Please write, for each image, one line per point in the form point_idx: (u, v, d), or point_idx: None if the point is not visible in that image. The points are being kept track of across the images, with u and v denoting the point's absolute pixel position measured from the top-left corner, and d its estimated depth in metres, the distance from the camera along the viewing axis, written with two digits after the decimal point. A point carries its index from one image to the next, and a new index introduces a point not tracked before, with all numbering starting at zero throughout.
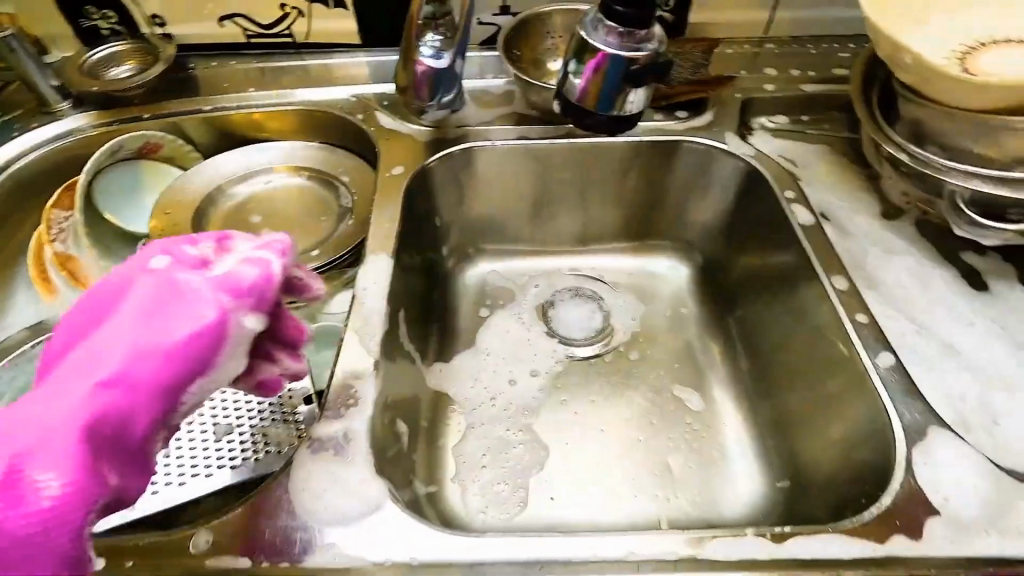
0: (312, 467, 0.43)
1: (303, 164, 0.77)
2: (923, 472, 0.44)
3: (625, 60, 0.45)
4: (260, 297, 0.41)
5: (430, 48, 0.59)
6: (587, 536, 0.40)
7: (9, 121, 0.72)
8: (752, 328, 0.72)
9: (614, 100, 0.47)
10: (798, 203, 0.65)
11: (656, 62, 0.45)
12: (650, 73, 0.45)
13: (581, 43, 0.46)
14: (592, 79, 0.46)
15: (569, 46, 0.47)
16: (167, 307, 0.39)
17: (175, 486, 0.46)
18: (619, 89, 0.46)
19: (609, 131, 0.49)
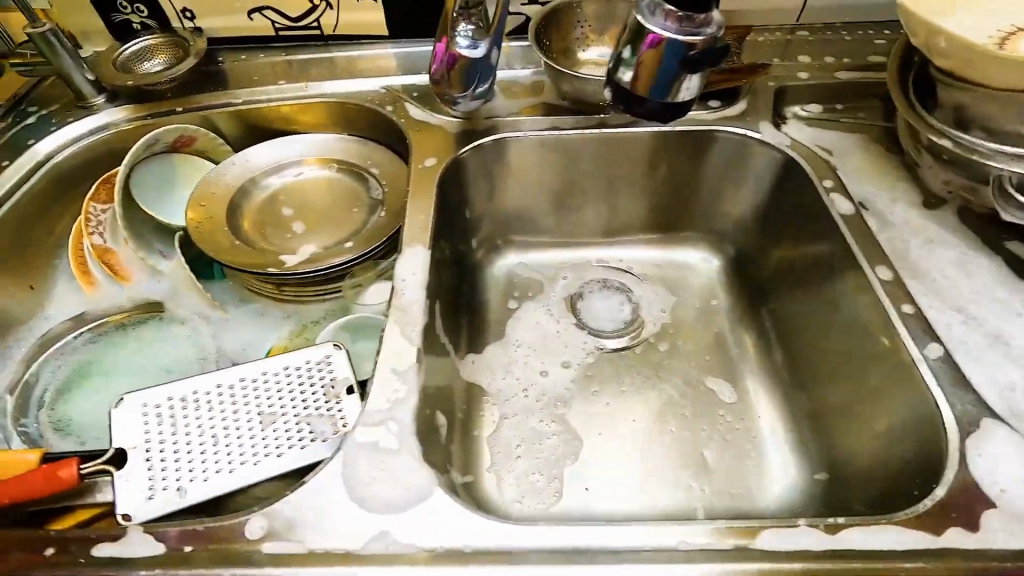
0: (359, 457, 0.43)
1: (334, 156, 0.77)
2: (979, 464, 0.43)
3: (683, 46, 0.44)
4: None
5: (465, 38, 0.59)
6: (635, 524, 0.40)
7: (46, 115, 0.73)
8: (786, 318, 0.71)
9: (669, 87, 0.46)
10: (837, 193, 0.64)
11: (713, 47, 0.44)
12: (707, 58, 0.44)
13: (636, 29, 0.45)
14: (646, 62, 0.46)
15: (625, 32, 0.47)
16: None
17: (224, 474, 0.46)
18: (676, 75, 0.45)
19: (662, 117, 0.49)
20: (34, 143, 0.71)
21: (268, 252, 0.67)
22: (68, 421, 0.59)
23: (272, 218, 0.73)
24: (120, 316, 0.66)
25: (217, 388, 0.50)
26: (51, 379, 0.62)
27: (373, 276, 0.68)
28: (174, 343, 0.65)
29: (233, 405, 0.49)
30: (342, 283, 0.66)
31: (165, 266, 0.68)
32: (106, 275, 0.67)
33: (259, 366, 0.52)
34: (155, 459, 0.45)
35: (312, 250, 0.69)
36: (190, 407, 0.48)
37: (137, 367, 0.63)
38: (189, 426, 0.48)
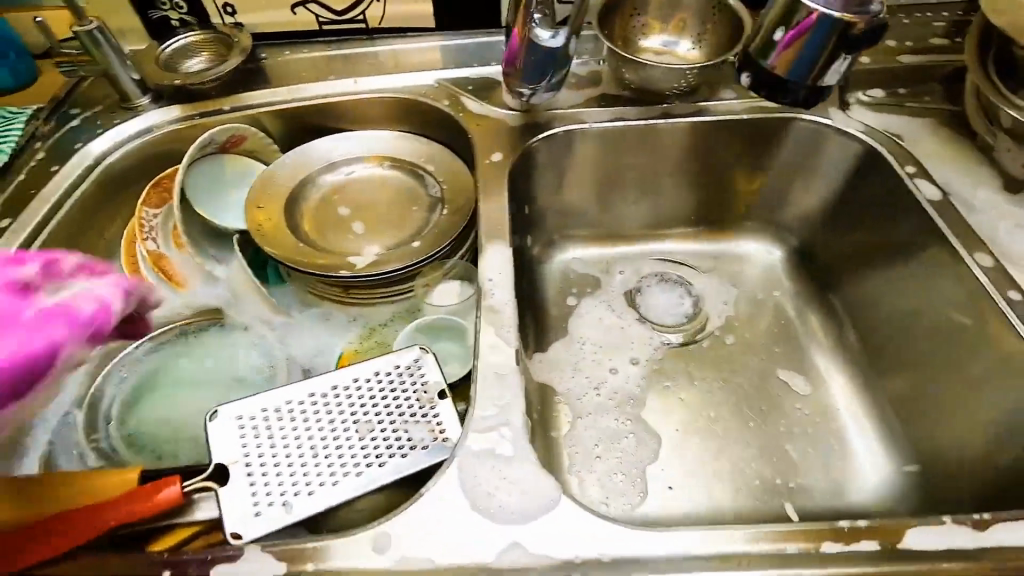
0: (476, 464, 0.42)
1: (388, 153, 0.75)
2: None
3: (839, 21, 0.50)
4: (99, 328, 0.46)
5: (544, 29, 0.58)
6: (773, 526, 0.39)
7: (89, 118, 0.70)
8: (859, 308, 0.70)
9: (813, 66, 0.53)
10: (922, 177, 0.63)
11: (874, 27, 0.50)
12: (866, 38, 0.51)
13: (790, 9, 0.52)
14: (794, 42, 0.53)
15: (771, 21, 0.54)
16: None
17: (328, 486, 0.44)
18: (818, 57, 0.52)
19: (805, 100, 0.57)
20: (82, 146, 0.68)
21: (332, 253, 0.65)
22: (140, 436, 0.56)
23: (330, 218, 0.70)
24: (182, 325, 0.62)
25: (310, 398, 0.48)
26: (116, 392, 0.58)
27: (440, 277, 0.65)
28: (239, 351, 0.62)
29: (328, 415, 0.47)
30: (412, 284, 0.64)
31: (222, 271, 0.66)
32: (162, 281, 0.63)
33: (349, 373, 0.50)
34: (257, 473, 0.44)
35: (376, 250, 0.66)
36: (285, 418, 0.47)
37: (202, 377, 0.61)
38: (286, 437, 0.46)
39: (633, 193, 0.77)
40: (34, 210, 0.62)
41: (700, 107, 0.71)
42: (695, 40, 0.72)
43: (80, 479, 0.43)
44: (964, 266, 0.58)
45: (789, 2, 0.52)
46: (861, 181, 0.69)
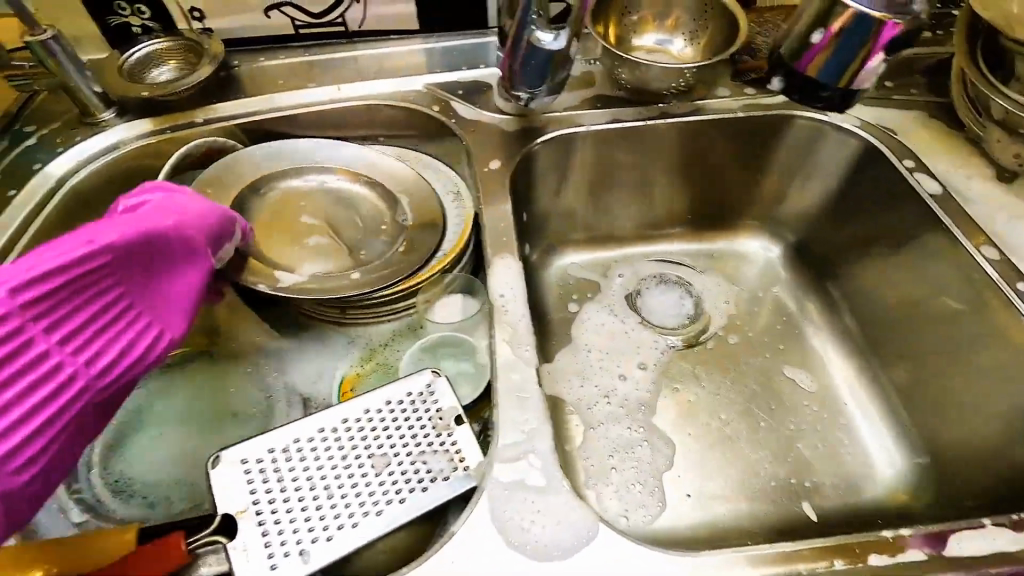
0: (507, 497, 0.40)
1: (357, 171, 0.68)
2: None
3: (868, 36, 0.58)
4: (224, 227, 0.54)
5: (548, 33, 0.57)
6: (811, 541, 0.39)
7: (47, 135, 0.65)
8: (859, 302, 0.71)
9: (845, 68, 0.62)
10: (921, 172, 0.64)
11: (900, 37, 0.58)
12: (894, 46, 0.59)
13: (818, 19, 0.60)
14: (828, 43, 0.60)
15: (804, 27, 0.62)
16: (184, 245, 0.50)
17: (347, 529, 0.41)
18: (864, 42, 0.58)
19: (839, 100, 0.66)
20: (42, 167, 0.63)
21: (272, 266, 0.61)
22: (129, 480, 0.52)
23: (288, 225, 0.65)
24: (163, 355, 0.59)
25: (320, 434, 0.45)
26: None
27: (441, 290, 0.62)
28: (230, 385, 0.59)
29: (341, 451, 0.44)
30: (364, 308, 0.59)
31: None
32: None
33: (360, 403, 0.47)
34: (269, 521, 0.40)
35: (315, 267, 0.62)
36: (294, 457, 0.43)
37: (193, 412, 0.57)
38: (299, 478, 0.42)
39: (629, 195, 0.76)
40: None
41: (696, 106, 0.70)
42: (688, 38, 0.71)
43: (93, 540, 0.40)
44: (970, 259, 0.58)
45: (826, 6, 0.59)
46: (859, 177, 0.70)
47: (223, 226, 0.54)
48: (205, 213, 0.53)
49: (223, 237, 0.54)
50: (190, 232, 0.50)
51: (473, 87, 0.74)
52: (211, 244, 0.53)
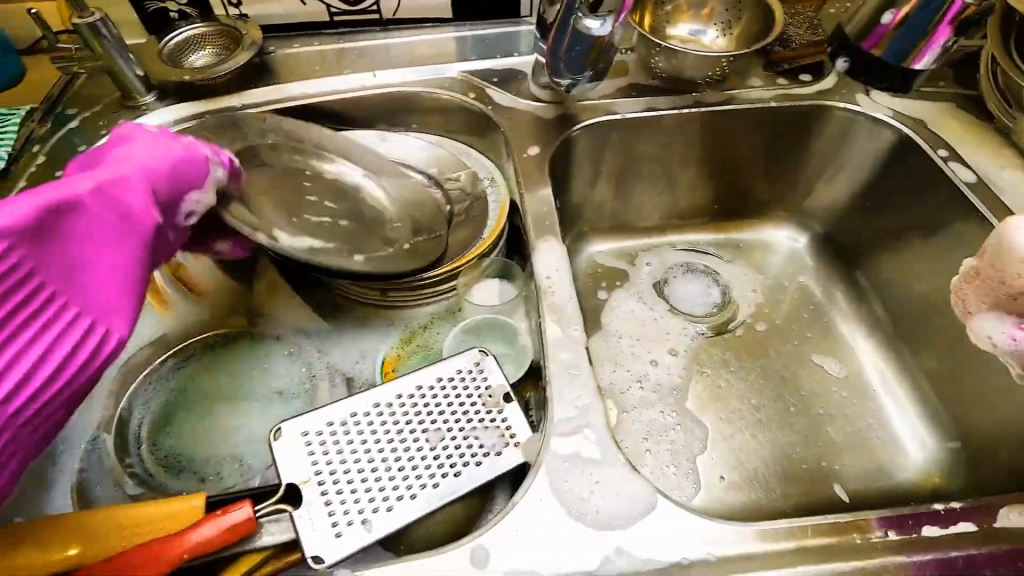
0: (566, 469, 0.41)
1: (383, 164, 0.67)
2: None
3: (930, 22, 0.62)
4: (183, 183, 0.47)
5: (596, 19, 0.58)
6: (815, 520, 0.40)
7: (90, 118, 0.65)
8: (888, 290, 0.72)
9: (904, 55, 0.67)
10: (955, 161, 0.65)
11: (965, 22, 0.62)
12: (959, 30, 0.63)
13: (885, 4, 0.65)
14: (893, 27, 0.65)
15: (875, 5, 0.66)
16: (122, 211, 0.41)
17: (407, 500, 0.42)
18: (926, 28, 0.63)
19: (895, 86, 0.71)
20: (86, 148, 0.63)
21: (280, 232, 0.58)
22: (178, 456, 0.53)
23: (286, 186, 0.60)
24: (205, 336, 0.60)
25: (375, 408, 0.46)
26: (145, 412, 0.55)
27: (479, 274, 0.63)
28: (274, 364, 0.60)
29: (395, 426, 0.45)
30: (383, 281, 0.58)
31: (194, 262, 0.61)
32: (181, 292, 0.61)
33: (412, 380, 0.48)
34: (331, 491, 0.41)
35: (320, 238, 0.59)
36: (352, 431, 0.44)
37: (240, 391, 0.58)
38: (358, 451, 0.43)
39: (660, 184, 0.77)
40: None
41: (729, 96, 0.71)
42: (721, 29, 0.73)
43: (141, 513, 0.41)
44: None
45: None
46: (889, 166, 0.71)
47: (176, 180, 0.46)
48: (155, 168, 0.45)
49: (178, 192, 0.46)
50: (130, 194, 0.42)
51: (507, 74, 0.75)
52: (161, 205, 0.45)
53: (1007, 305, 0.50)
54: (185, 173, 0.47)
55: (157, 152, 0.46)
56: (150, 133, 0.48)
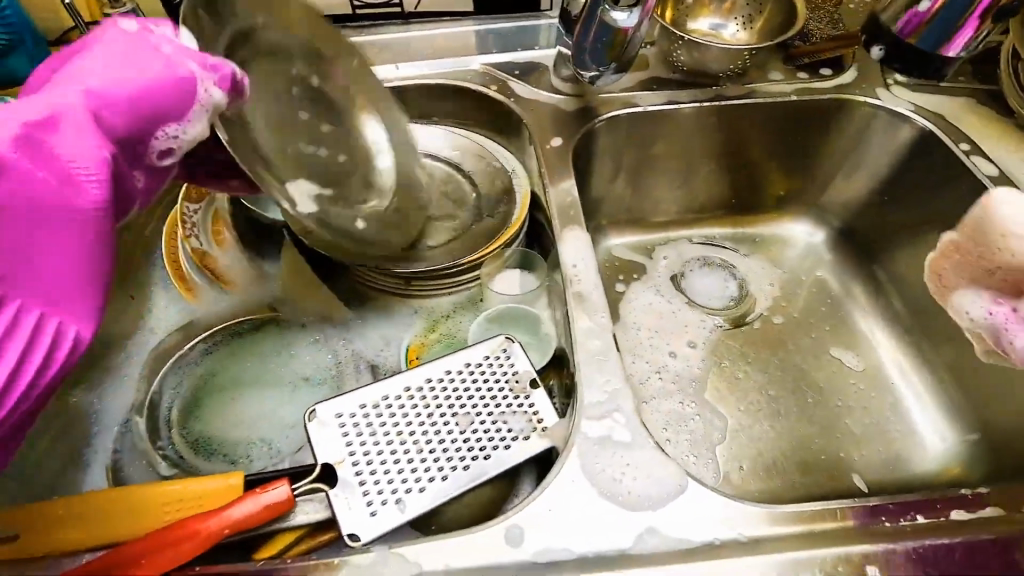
0: (597, 452, 0.42)
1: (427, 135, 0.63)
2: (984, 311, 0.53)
3: None
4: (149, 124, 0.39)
5: (621, 12, 0.58)
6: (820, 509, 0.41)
7: None
8: (908, 284, 0.72)
9: None
10: (976, 155, 0.65)
11: None
12: None
13: None
14: None
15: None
16: (63, 172, 0.35)
17: (439, 481, 0.43)
18: None
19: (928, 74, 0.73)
20: None
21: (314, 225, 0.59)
22: (207, 440, 0.54)
23: (294, 126, 0.52)
24: (233, 322, 0.61)
25: (406, 392, 0.47)
26: (174, 396, 0.56)
27: (501, 265, 0.63)
28: (299, 352, 0.60)
29: (425, 409, 0.46)
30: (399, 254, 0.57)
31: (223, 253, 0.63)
32: (209, 281, 0.62)
33: (441, 364, 0.48)
34: (365, 472, 0.42)
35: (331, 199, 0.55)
36: (384, 413, 0.45)
37: (267, 376, 0.59)
38: (390, 432, 0.44)
39: (679, 177, 0.77)
40: None
41: (750, 89, 0.71)
42: (742, 23, 0.73)
43: (170, 491, 0.41)
44: None
45: None
46: (909, 160, 0.71)
47: (138, 116, 0.39)
48: (109, 107, 0.38)
49: (140, 129, 0.39)
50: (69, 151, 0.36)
51: (528, 67, 0.75)
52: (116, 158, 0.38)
53: (984, 281, 0.52)
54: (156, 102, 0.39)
55: (113, 79, 0.38)
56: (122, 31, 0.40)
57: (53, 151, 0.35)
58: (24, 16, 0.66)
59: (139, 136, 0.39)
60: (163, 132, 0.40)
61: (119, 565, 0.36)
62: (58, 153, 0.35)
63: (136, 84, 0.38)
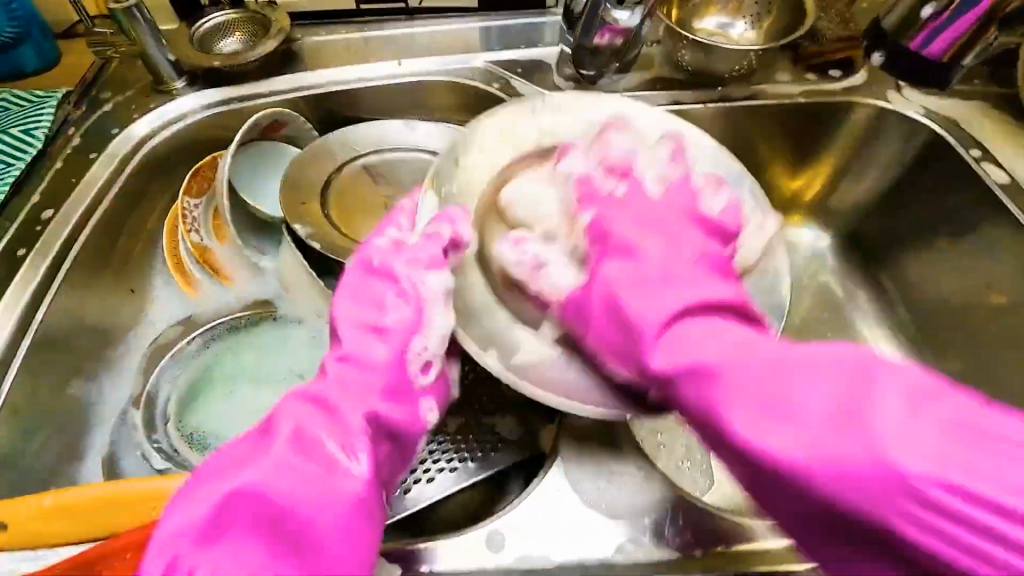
0: (580, 463, 0.43)
1: (636, 162, 0.48)
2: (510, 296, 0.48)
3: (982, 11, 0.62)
4: (390, 370, 0.43)
5: (626, 10, 0.58)
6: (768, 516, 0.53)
7: (122, 102, 0.67)
8: (914, 291, 0.71)
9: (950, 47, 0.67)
10: (987, 162, 0.64)
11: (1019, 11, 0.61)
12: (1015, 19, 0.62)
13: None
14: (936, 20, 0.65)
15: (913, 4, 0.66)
16: (341, 430, 0.40)
17: (424, 482, 0.45)
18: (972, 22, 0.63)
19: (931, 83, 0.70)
20: (120, 132, 0.65)
21: (337, 232, 0.62)
22: (203, 436, 0.56)
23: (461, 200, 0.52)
24: (231, 318, 0.62)
25: None
26: (171, 387, 0.58)
27: None
28: (296, 349, 0.61)
29: None
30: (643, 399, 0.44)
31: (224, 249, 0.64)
32: (209, 277, 0.63)
33: None
34: None
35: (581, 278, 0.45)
36: None
37: (264, 373, 0.60)
38: None
39: None
40: (78, 199, 0.59)
41: (757, 90, 0.70)
42: (751, 22, 0.72)
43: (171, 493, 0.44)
44: None
45: None
46: (921, 167, 0.69)
47: (388, 360, 0.43)
48: (375, 368, 0.43)
49: (396, 369, 0.43)
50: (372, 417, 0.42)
51: (532, 65, 0.74)
52: (318, 453, 0.39)
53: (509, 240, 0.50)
54: (398, 330, 0.44)
55: (358, 344, 0.44)
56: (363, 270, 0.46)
57: (326, 437, 0.39)
58: (30, 6, 0.66)
59: (395, 379, 0.43)
60: (414, 350, 0.44)
61: (114, 555, 0.40)
62: (328, 446, 0.39)
63: (389, 329, 0.44)
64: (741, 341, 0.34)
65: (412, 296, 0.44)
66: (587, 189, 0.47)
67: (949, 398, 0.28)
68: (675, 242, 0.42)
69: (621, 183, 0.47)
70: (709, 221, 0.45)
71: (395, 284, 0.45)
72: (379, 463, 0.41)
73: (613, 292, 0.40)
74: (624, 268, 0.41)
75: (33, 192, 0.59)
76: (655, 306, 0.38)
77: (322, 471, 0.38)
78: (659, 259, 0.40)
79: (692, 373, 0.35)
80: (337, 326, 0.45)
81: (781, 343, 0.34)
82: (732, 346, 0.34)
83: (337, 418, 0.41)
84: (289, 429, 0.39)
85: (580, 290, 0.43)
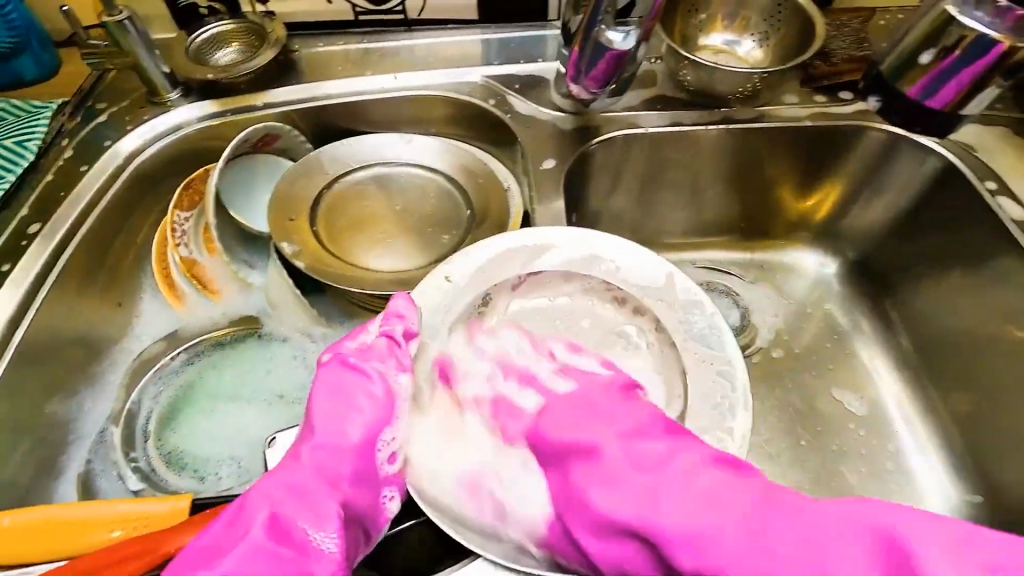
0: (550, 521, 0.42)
1: (546, 339, 0.53)
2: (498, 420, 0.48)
3: (1000, 56, 0.49)
4: (360, 460, 0.42)
5: (619, 32, 0.56)
6: None
7: (117, 113, 0.67)
8: (920, 326, 0.68)
9: (955, 102, 0.54)
10: (1003, 196, 0.61)
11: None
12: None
13: (936, 28, 0.51)
14: (937, 68, 0.52)
15: (915, 41, 0.53)
16: (311, 518, 0.39)
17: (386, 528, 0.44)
18: (978, 73, 0.51)
19: (946, 124, 0.56)
20: (112, 143, 0.65)
21: (325, 251, 0.61)
22: (180, 454, 0.56)
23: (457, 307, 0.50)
24: (215, 334, 0.62)
25: None
26: (153, 405, 0.58)
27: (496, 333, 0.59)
28: (279, 367, 0.61)
29: None
30: None
31: (212, 262, 0.63)
32: (196, 290, 0.62)
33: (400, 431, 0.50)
34: None
35: (550, 492, 0.42)
36: None
37: (244, 394, 0.59)
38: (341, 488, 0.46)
39: (681, 199, 0.74)
40: (67, 212, 0.60)
41: (761, 112, 0.68)
42: (757, 40, 0.70)
43: (135, 524, 0.44)
44: None
45: (937, 23, 0.51)
46: (934, 196, 0.66)
47: (359, 448, 0.42)
48: (344, 455, 0.42)
49: (366, 458, 0.42)
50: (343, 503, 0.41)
51: (531, 81, 0.72)
52: (291, 541, 0.38)
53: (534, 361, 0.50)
54: (371, 421, 0.43)
55: (332, 431, 0.43)
56: (335, 363, 0.45)
57: (299, 525, 0.39)
58: (28, 16, 0.66)
59: (367, 465, 0.42)
60: (383, 440, 0.43)
61: None
62: (302, 527, 0.39)
63: (363, 419, 0.43)
64: (705, 490, 0.37)
65: (385, 391, 0.44)
66: (503, 419, 0.47)
67: (935, 530, 0.31)
68: (626, 431, 0.42)
69: (531, 392, 0.49)
70: (629, 380, 0.48)
71: (369, 378, 0.44)
72: (352, 546, 0.41)
73: (583, 497, 0.40)
74: (590, 471, 0.41)
75: (22, 204, 0.60)
76: (630, 500, 0.38)
77: (296, 556, 0.38)
78: (614, 462, 0.41)
79: (699, 558, 0.35)
80: (311, 412, 0.44)
81: (761, 493, 0.36)
82: (730, 509, 0.36)
83: (310, 504, 0.40)
84: (263, 517, 0.38)
85: (559, 490, 0.42)
